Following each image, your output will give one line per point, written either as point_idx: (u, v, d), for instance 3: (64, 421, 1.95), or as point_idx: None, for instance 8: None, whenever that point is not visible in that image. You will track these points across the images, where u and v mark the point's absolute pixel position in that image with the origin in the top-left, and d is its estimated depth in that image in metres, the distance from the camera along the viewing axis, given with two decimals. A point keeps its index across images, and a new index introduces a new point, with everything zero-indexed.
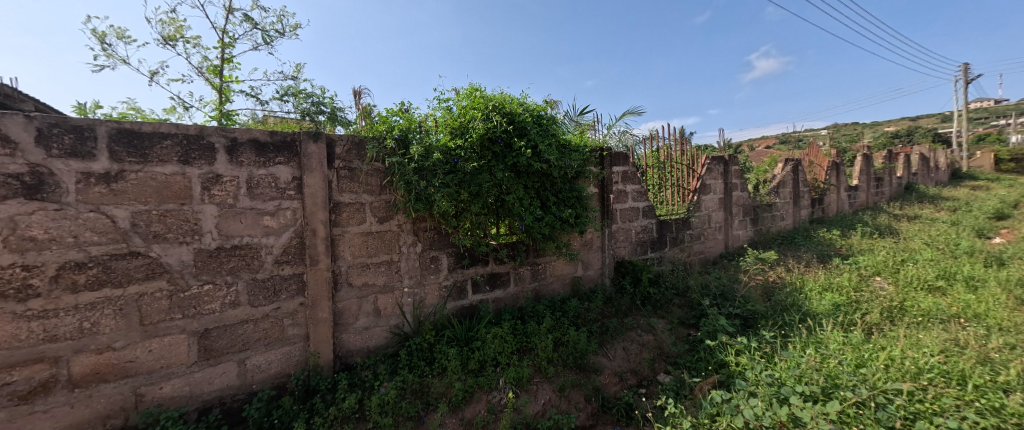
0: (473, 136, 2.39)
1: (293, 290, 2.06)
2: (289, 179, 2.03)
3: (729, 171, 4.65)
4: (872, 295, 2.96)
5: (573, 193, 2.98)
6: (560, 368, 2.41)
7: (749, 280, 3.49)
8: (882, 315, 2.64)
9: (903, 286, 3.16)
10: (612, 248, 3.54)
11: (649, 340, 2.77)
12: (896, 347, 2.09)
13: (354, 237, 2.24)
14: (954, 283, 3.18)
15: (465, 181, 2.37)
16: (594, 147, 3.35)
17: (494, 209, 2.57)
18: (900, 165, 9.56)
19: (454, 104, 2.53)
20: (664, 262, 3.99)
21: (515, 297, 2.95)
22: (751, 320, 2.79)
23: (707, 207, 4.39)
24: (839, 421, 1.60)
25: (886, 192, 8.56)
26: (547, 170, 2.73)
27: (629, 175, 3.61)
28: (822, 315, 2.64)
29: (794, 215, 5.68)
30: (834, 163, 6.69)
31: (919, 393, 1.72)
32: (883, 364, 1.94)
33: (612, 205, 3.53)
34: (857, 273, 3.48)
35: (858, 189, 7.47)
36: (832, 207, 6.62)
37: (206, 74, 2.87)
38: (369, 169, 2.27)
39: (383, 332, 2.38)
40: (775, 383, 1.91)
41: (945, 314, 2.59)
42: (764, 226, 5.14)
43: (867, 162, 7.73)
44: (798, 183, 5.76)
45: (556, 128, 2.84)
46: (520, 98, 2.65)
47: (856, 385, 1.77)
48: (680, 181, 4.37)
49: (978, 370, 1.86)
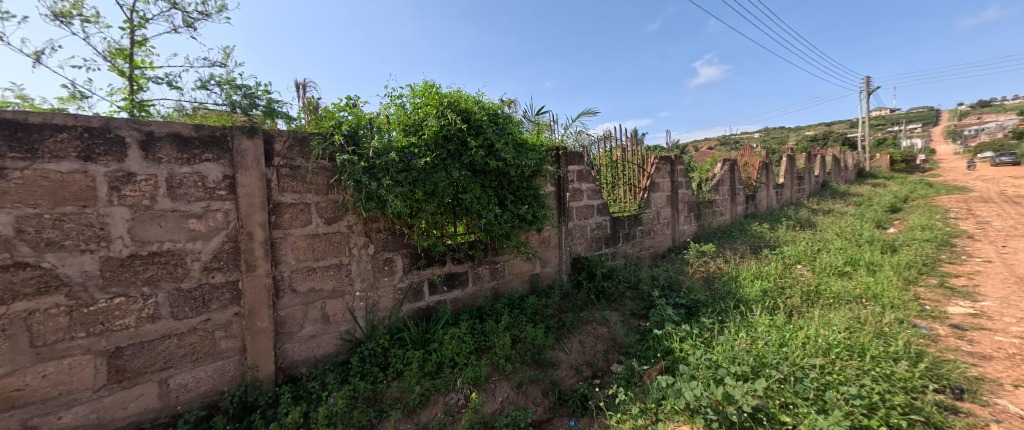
0: (428, 134, 2.36)
1: (226, 300, 1.88)
2: (219, 178, 1.85)
3: (674, 170, 4.99)
4: (794, 281, 3.32)
5: (531, 191, 3.01)
6: (518, 365, 2.43)
7: (693, 272, 3.76)
8: (802, 298, 2.97)
9: (819, 272, 3.58)
10: (568, 245, 3.64)
11: (603, 332, 2.89)
12: (812, 327, 2.36)
13: (298, 239, 2.10)
14: (858, 267, 3.67)
15: (419, 179, 2.30)
16: (550, 146, 3.42)
17: (451, 209, 2.53)
18: (818, 165, 10.81)
19: (408, 101, 2.49)
20: (618, 257, 4.18)
21: (473, 297, 2.92)
22: (694, 309, 3.00)
23: (655, 204, 4.67)
24: (765, 395, 1.79)
25: (807, 189, 9.65)
26: (504, 169, 2.74)
27: (583, 174, 3.74)
28: (753, 301, 2.92)
29: (731, 210, 6.22)
30: (764, 164, 7.41)
31: (829, 365, 1.96)
32: (802, 342, 2.18)
33: (568, 203, 3.63)
34: (783, 262, 3.89)
35: (784, 186, 8.34)
36: (763, 203, 7.34)
37: (111, 58, 2.51)
38: (314, 168, 2.14)
39: (333, 340, 2.26)
40: (712, 365, 2.07)
41: (851, 295, 2.97)
42: (706, 221, 5.57)
43: (791, 162, 8.66)
44: (735, 181, 6.31)
45: (512, 127, 2.86)
46: (476, 96, 2.64)
47: (779, 363, 1.97)
48: (632, 179, 4.59)
49: (874, 343, 2.15)
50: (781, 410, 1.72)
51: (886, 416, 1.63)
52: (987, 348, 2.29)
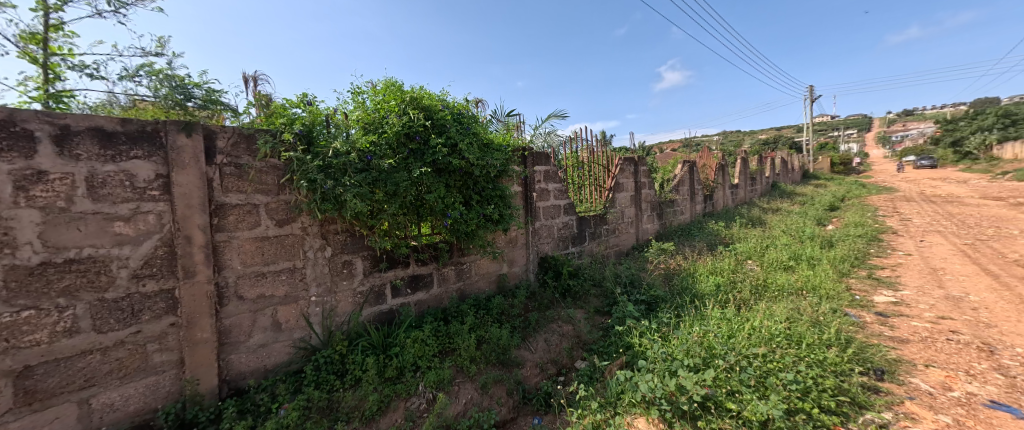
0: (389, 133, 2.30)
1: (160, 310, 1.74)
2: (151, 178, 1.70)
3: (638, 171, 5.17)
4: (744, 275, 3.54)
5: (497, 191, 2.99)
6: (482, 366, 2.42)
7: (654, 269, 3.92)
8: (751, 292, 3.17)
9: (767, 267, 3.84)
10: (535, 244, 3.67)
11: (568, 330, 2.93)
12: (758, 318, 2.52)
13: (245, 243, 1.98)
14: (801, 262, 3.97)
15: (380, 179, 2.23)
16: (517, 146, 3.43)
17: (414, 209, 2.47)
18: (769, 167, 11.61)
19: (368, 99, 2.42)
20: (584, 256, 4.27)
21: (438, 298, 2.88)
22: (654, 305, 3.12)
23: (620, 204, 4.82)
24: (713, 385, 1.89)
25: (759, 189, 10.33)
26: (469, 168, 2.71)
27: (550, 174, 3.79)
28: (707, 295, 3.08)
29: (691, 210, 6.54)
30: (720, 165, 7.86)
31: (771, 354, 2.10)
32: (748, 333, 2.32)
33: (535, 203, 3.67)
34: (735, 258, 4.14)
35: (739, 186, 8.88)
36: (720, 202, 7.78)
37: (21, 43, 2.24)
38: (263, 166, 2.02)
39: (285, 348, 2.14)
40: (667, 358, 2.16)
41: (793, 288, 3.21)
42: (668, 220, 5.81)
43: (746, 164, 9.24)
44: (694, 182, 6.64)
45: (477, 126, 2.85)
46: (439, 95, 2.61)
47: (726, 354, 2.09)
48: (597, 180, 4.70)
49: (811, 331, 2.33)
50: (728, 397, 1.83)
51: (817, 398, 1.78)
52: (905, 333, 2.55)
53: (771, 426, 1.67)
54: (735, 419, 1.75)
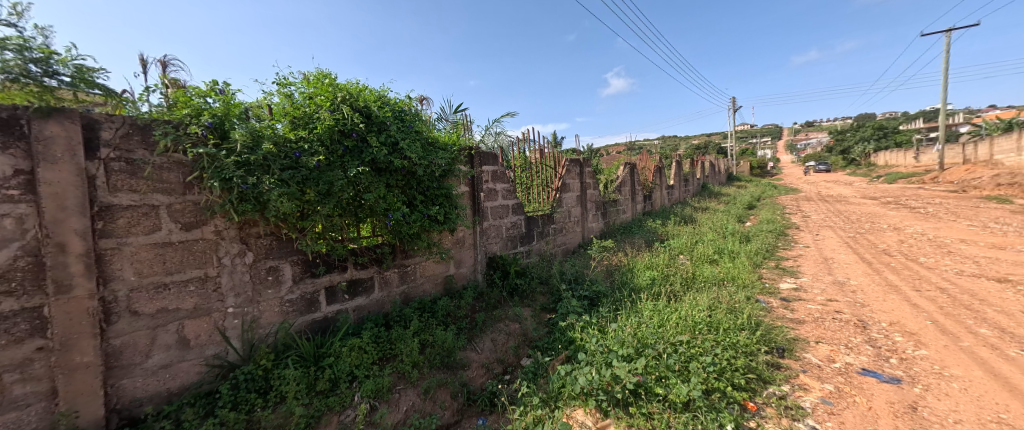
0: (322, 128, 2.14)
1: (23, 332, 1.47)
2: (8, 174, 1.43)
3: (583, 172, 5.39)
4: (676, 269, 3.85)
5: (441, 191, 2.91)
6: (425, 370, 2.35)
7: (597, 266, 4.11)
8: (681, 284, 3.46)
9: (696, 260, 4.21)
10: (483, 244, 3.66)
11: (515, 328, 2.95)
12: (685, 308, 2.74)
13: (140, 250, 1.73)
14: (724, 255, 4.41)
15: (310, 178, 2.06)
16: (463, 146, 3.38)
17: (352, 210, 2.32)
18: (700, 170, 12.77)
19: (297, 92, 2.24)
20: (532, 255, 4.34)
21: (380, 303, 2.74)
22: (596, 300, 3.27)
23: (566, 204, 4.99)
24: (644, 372, 2.02)
25: (692, 190, 11.33)
26: (412, 168, 2.59)
27: (497, 174, 3.80)
28: (642, 289, 3.30)
29: (632, 209, 6.96)
30: (658, 168, 8.48)
31: (694, 340, 2.29)
32: (675, 322, 2.51)
33: (483, 203, 3.65)
34: (669, 253, 4.48)
35: (674, 187, 9.66)
36: (658, 201, 8.39)
37: None
38: (163, 162, 1.77)
39: (195, 367, 1.91)
40: (605, 350, 2.28)
41: (716, 279, 3.55)
42: (611, 219, 6.13)
43: (680, 167, 10.07)
44: (634, 183, 7.08)
45: (420, 124, 2.76)
46: (378, 90, 2.48)
47: (656, 343, 2.25)
48: (545, 180, 4.81)
49: (728, 317, 2.59)
50: (656, 383, 1.97)
51: (730, 377, 1.99)
52: (802, 315, 2.94)
53: (691, 406, 1.83)
54: (662, 403, 1.89)
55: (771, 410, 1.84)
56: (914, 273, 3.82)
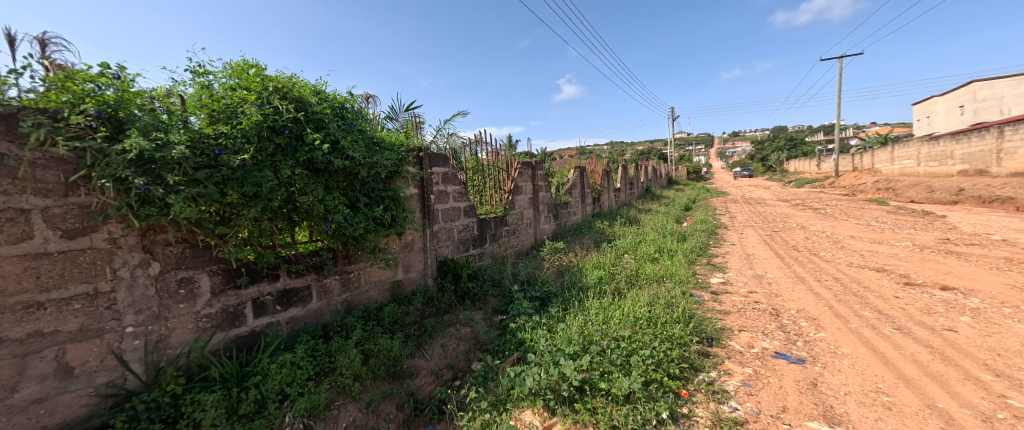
0: (247, 123, 1.94)
1: None
2: None
3: (534, 175, 5.50)
4: (621, 267, 4.06)
5: (388, 193, 2.76)
6: (369, 383, 2.22)
7: (548, 267, 4.19)
8: (625, 282, 3.65)
9: (639, 259, 4.48)
10: (433, 248, 3.57)
11: (466, 332, 2.90)
12: (629, 305, 2.89)
13: (3, 263, 1.44)
14: (663, 254, 4.74)
15: (232, 179, 1.85)
16: (411, 146, 3.27)
17: (284, 213, 2.12)
18: (644, 174, 13.67)
19: (217, 83, 2.02)
20: (485, 257, 4.32)
21: (318, 314, 2.54)
22: (547, 300, 3.33)
23: (518, 206, 5.04)
24: (589, 368, 2.09)
25: (637, 192, 12.08)
26: (354, 168, 2.41)
27: (448, 176, 3.73)
28: (590, 288, 3.43)
29: (582, 211, 7.23)
30: (606, 171, 8.92)
31: (635, 335, 2.42)
32: (619, 318, 2.64)
33: (433, 205, 3.57)
34: (616, 253, 4.72)
35: (621, 190, 10.22)
36: (606, 203, 8.81)
37: None
38: (36, 158, 1.50)
39: (81, 399, 1.63)
40: (553, 350, 2.32)
41: (656, 276, 3.80)
42: (562, 220, 6.31)
43: (626, 171, 10.69)
44: (584, 186, 7.37)
45: (363, 123, 2.62)
46: (314, 85, 2.32)
47: (601, 339, 2.34)
48: (498, 182, 4.82)
49: (666, 312, 2.78)
50: (600, 378, 2.05)
51: (667, 368, 2.13)
52: (728, 306, 3.24)
53: (632, 398, 1.93)
54: (606, 397, 1.96)
55: (701, 396, 2.00)
56: (817, 266, 4.40)
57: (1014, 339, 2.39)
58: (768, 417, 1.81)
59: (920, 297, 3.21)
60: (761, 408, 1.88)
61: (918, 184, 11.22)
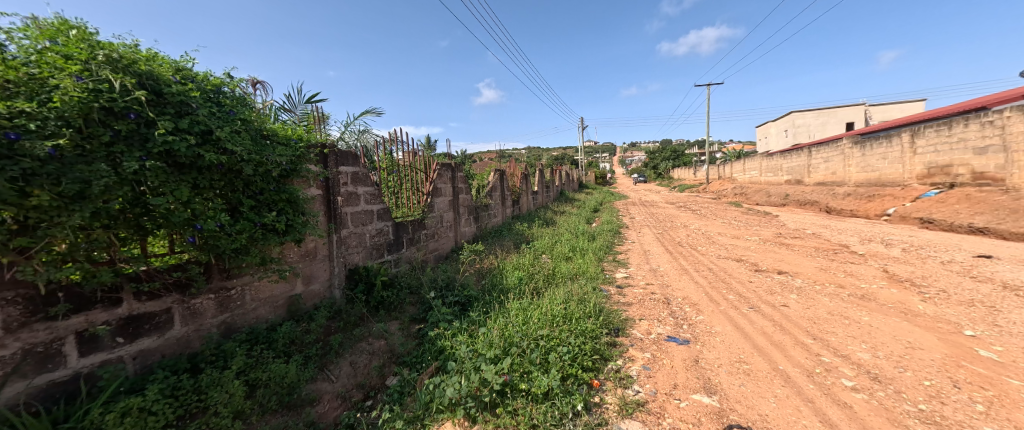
0: (66, 101, 1.46)
1: None
2: None
3: (454, 177, 5.39)
4: (539, 267, 4.22)
5: (283, 195, 2.36)
6: (255, 419, 1.87)
7: (468, 270, 4.13)
8: (543, 281, 3.80)
9: (555, 258, 4.72)
10: (341, 255, 3.20)
11: (379, 346, 2.65)
12: (546, 304, 3.00)
13: None
14: (576, 253, 5.08)
15: (39, 173, 1.37)
16: (313, 142, 2.89)
17: (129, 219, 1.64)
18: (558, 178, 14.60)
19: (13, 45, 1.49)
20: (402, 263, 4.06)
21: (183, 343, 2.05)
22: (467, 304, 3.27)
23: (438, 208, 4.87)
24: (510, 371, 2.11)
25: (552, 195, 12.80)
26: (235, 165, 2.01)
27: (358, 176, 3.41)
28: (510, 290, 3.47)
29: (502, 213, 7.35)
30: (524, 175, 9.25)
31: (553, 332, 2.53)
32: (538, 318, 2.72)
33: (340, 208, 3.21)
34: (534, 253, 4.89)
35: (538, 193, 10.72)
36: (524, 205, 9.14)
37: None
38: None
39: None
40: (474, 355, 2.27)
41: (571, 275, 4.05)
42: (482, 223, 6.32)
43: (542, 175, 11.25)
44: (504, 188, 7.51)
45: (248, 111, 2.22)
46: (175, 62, 1.89)
47: (521, 340, 2.38)
48: (416, 184, 4.59)
49: (580, 308, 2.96)
50: (520, 379, 2.08)
51: (581, 361, 2.27)
52: (631, 298, 3.62)
53: (551, 394, 1.99)
54: (526, 397, 1.99)
55: (610, 384, 2.18)
56: (696, 259, 5.22)
57: (823, 309, 3.16)
58: (664, 395, 2.04)
59: (765, 281, 4.03)
60: (658, 387, 2.12)
61: (761, 191, 14.25)
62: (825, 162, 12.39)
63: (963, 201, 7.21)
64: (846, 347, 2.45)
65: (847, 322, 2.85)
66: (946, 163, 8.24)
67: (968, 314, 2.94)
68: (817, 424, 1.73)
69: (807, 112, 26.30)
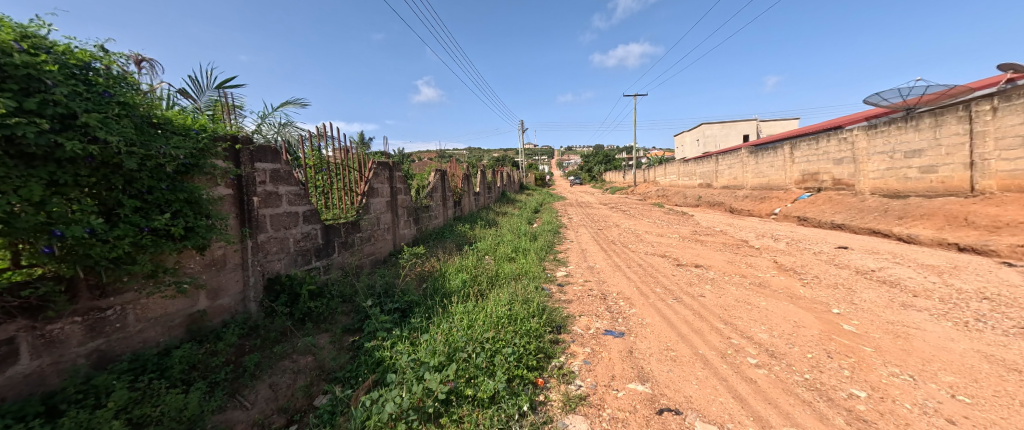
0: None
1: None
2: None
3: (393, 177, 5.12)
4: (483, 269, 4.19)
5: (180, 194, 1.98)
6: None
7: (408, 275, 3.94)
8: (487, 283, 3.77)
9: (498, 259, 4.73)
10: (258, 263, 2.82)
11: (306, 363, 2.38)
12: (491, 306, 2.98)
13: None
14: (519, 253, 5.15)
15: None
16: (222, 135, 2.51)
17: None
18: (500, 180, 14.74)
19: None
20: (333, 269, 3.71)
21: (33, 380, 1.62)
22: (408, 311, 3.10)
23: (374, 210, 4.57)
24: (455, 378, 2.04)
25: (494, 195, 12.87)
26: (114, 157, 1.64)
27: (278, 174, 3.05)
28: (453, 294, 3.38)
29: (443, 214, 7.17)
30: (466, 176, 9.15)
31: (498, 334, 2.52)
32: (483, 321, 2.69)
33: (257, 210, 2.83)
34: (478, 255, 4.85)
35: (480, 194, 10.69)
36: (466, 206, 9.04)
37: None
38: None
39: None
40: (416, 364, 2.16)
41: (514, 275, 4.09)
42: (423, 225, 6.09)
43: (484, 176, 11.25)
44: (445, 189, 7.34)
45: (133, 95, 1.84)
46: (22, 26, 1.49)
47: (466, 345, 2.33)
48: (350, 184, 4.25)
49: (525, 308, 3.00)
50: (466, 385, 2.03)
51: (526, 361, 2.30)
52: (571, 295, 3.77)
53: (497, 398, 1.97)
54: (471, 403, 1.95)
55: (553, 381, 2.23)
56: (627, 256, 5.65)
57: (731, 297, 3.62)
58: (603, 387, 2.16)
59: (685, 274, 4.51)
60: (598, 380, 2.23)
61: (679, 193, 15.98)
62: (728, 169, 14.32)
63: (827, 202, 8.87)
64: (749, 330, 2.84)
65: (749, 308, 3.30)
66: (815, 171, 10.06)
67: (834, 295, 3.61)
68: (730, 399, 1.97)
69: (714, 125, 30.17)
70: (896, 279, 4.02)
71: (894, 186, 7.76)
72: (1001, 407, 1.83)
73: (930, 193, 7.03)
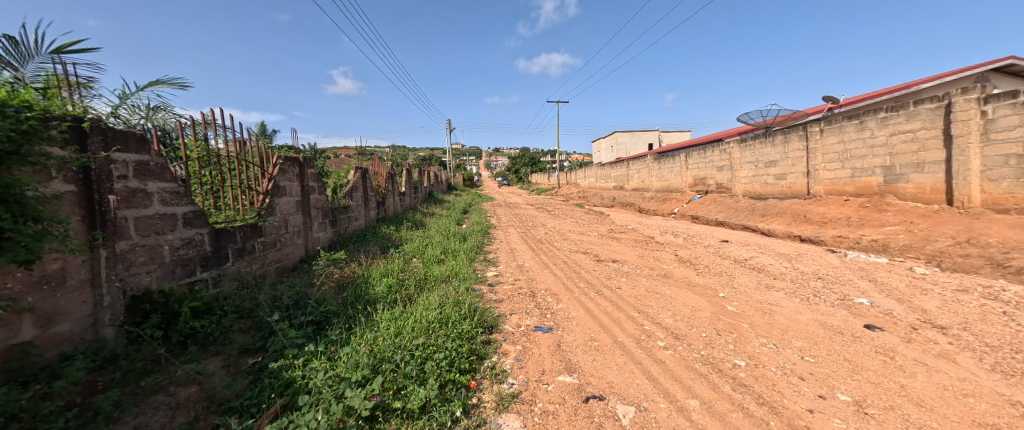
0: None
1: None
2: None
3: (304, 174, 4.58)
4: (410, 272, 3.99)
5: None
6: None
7: (323, 282, 3.54)
8: (415, 287, 3.60)
9: (427, 262, 4.56)
10: (117, 278, 2.25)
11: (190, 395, 1.96)
12: (419, 311, 2.85)
13: None
14: (449, 254, 5.04)
15: None
16: (59, 114, 1.94)
17: None
18: (427, 179, 14.28)
19: None
20: (226, 281, 3.15)
21: None
22: (324, 323, 2.79)
23: (280, 211, 4.02)
24: (381, 392, 1.89)
25: (420, 195, 12.39)
26: None
27: (143, 168, 2.47)
28: (378, 301, 3.15)
29: (364, 215, 6.64)
30: (389, 174, 8.63)
31: (428, 340, 2.42)
32: (411, 327, 2.55)
33: (113, 211, 2.26)
34: (404, 258, 4.61)
35: (405, 194, 10.20)
36: (391, 206, 8.53)
37: None
38: None
39: None
40: (334, 381, 1.94)
41: (443, 277, 3.98)
42: (341, 227, 5.56)
43: (409, 176, 10.76)
44: (366, 188, 6.81)
45: None
46: None
47: (393, 355, 2.18)
48: (248, 181, 3.67)
49: (455, 311, 2.93)
50: (393, 397, 1.90)
51: (457, 365, 2.25)
52: (501, 295, 3.81)
53: (427, 407, 1.89)
54: (400, 416, 1.83)
55: (486, 382, 2.22)
56: (554, 254, 5.93)
57: (642, 288, 4.05)
58: (534, 382, 2.22)
59: (605, 269, 4.91)
60: (530, 376, 2.29)
61: (597, 195, 17.37)
62: (637, 173, 16.05)
63: (712, 203, 10.52)
64: (658, 316, 3.21)
65: (657, 297, 3.73)
66: (703, 177, 11.86)
67: (720, 281, 4.29)
68: (645, 380, 2.19)
69: (626, 133, 33.55)
70: (762, 266, 4.95)
71: (759, 190, 9.56)
72: (832, 362, 2.38)
73: (782, 195, 8.82)
